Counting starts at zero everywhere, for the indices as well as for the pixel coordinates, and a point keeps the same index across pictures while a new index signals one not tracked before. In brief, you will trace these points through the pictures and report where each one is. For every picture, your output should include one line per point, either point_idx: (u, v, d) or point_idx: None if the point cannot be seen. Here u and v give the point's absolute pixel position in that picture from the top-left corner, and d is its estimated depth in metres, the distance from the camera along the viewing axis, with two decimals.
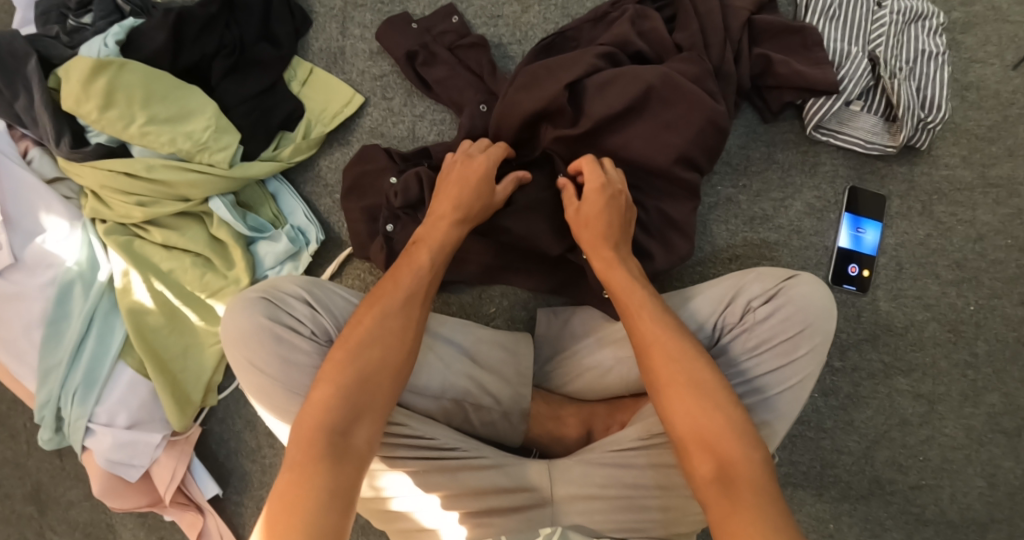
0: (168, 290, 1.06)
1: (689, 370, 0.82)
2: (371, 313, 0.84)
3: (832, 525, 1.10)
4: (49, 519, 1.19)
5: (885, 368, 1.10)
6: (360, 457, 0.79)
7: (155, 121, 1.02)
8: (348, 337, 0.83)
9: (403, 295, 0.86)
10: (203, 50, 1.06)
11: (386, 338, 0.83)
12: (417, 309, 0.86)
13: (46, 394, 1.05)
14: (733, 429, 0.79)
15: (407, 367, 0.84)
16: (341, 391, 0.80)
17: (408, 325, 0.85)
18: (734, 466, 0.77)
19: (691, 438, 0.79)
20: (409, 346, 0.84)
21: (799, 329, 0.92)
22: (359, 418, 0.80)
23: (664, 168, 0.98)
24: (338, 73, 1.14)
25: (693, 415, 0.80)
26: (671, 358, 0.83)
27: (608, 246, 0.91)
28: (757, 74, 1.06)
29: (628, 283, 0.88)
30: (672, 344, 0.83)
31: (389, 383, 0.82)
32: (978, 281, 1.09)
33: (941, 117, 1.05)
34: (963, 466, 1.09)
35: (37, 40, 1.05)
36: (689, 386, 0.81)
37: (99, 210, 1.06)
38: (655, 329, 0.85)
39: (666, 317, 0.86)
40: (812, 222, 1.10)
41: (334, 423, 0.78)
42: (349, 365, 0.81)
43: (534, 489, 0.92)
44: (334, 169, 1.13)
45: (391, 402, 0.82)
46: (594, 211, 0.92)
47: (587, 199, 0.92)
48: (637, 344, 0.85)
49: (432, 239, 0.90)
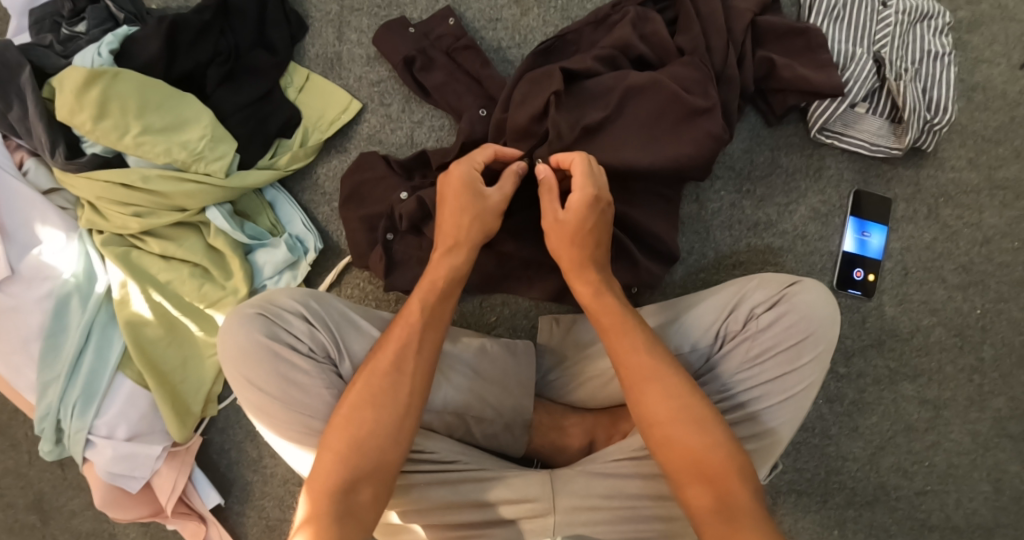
0: (167, 301, 1.05)
1: (677, 414, 0.83)
2: (370, 368, 0.85)
3: (837, 532, 1.09)
4: (51, 529, 1.18)
5: (891, 373, 1.09)
6: (368, 512, 0.81)
7: (149, 131, 1.01)
8: (349, 396, 0.85)
9: (400, 346, 0.86)
10: (198, 58, 1.05)
11: (385, 394, 0.84)
12: (415, 357, 0.85)
13: (46, 407, 1.04)
14: (724, 473, 0.81)
15: (410, 418, 0.84)
16: (343, 451, 0.82)
17: (406, 376, 0.85)
18: (726, 512, 0.79)
19: (683, 486, 0.81)
20: (409, 398, 0.84)
21: (801, 338, 0.91)
22: (363, 476, 0.82)
23: (676, 168, 0.95)
24: (335, 79, 1.12)
25: (681, 462, 0.82)
26: (663, 407, 0.83)
27: (591, 270, 0.89)
28: (761, 77, 1.04)
29: (615, 319, 0.88)
30: (665, 381, 0.85)
31: (392, 435, 0.83)
32: (985, 285, 1.08)
33: (947, 119, 1.04)
34: (969, 471, 1.08)
35: (30, 49, 1.04)
36: (681, 421, 0.83)
37: (95, 221, 1.05)
38: (641, 372, 0.85)
39: (655, 357, 0.86)
40: (817, 227, 1.09)
41: (338, 486, 0.81)
42: (350, 425, 0.83)
43: (537, 500, 0.91)
44: (332, 177, 1.12)
45: (396, 455, 0.83)
46: (578, 227, 0.88)
47: (572, 211, 0.88)
48: (625, 386, 0.86)
49: (435, 276, 0.88)
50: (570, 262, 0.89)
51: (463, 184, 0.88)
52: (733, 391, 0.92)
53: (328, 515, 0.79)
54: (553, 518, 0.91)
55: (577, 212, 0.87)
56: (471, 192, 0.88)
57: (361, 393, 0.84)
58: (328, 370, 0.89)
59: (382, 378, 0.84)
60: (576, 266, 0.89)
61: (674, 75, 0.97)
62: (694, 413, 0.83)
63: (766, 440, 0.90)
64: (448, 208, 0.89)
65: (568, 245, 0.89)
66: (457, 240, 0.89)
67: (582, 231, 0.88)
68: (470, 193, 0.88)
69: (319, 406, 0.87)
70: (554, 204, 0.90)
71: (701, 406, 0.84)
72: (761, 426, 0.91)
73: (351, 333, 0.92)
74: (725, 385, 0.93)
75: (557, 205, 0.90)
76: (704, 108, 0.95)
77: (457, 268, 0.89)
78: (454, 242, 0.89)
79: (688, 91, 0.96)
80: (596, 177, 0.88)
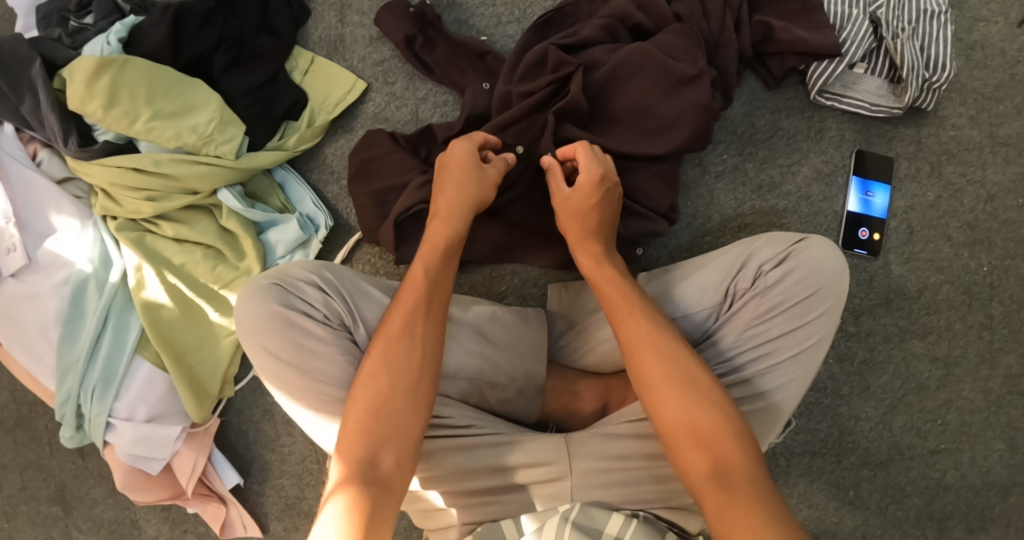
0: (182, 282, 1.07)
1: (675, 376, 0.83)
2: (385, 335, 0.86)
3: (853, 492, 1.10)
4: (74, 519, 1.18)
5: (900, 331, 1.09)
6: (393, 479, 0.81)
7: (159, 116, 1.03)
8: (366, 364, 0.85)
9: (408, 311, 0.87)
10: (204, 44, 1.07)
11: (397, 360, 0.85)
12: (423, 322, 0.87)
13: (66, 392, 1.05)
14: (722, 438, 0.80)
15: (425, 382, 0.85)
16: (368, 420, 0.83)
17: (415, 342, 0.86)
18: (724, 476, 0.78)
19: (678, 451, 0.81)
20: (421, 368, 0.85)
21: (811, 292, 0.92)
22: (381, 450, 0.82)
23: (689, 129, 0.97)
24: (338, 60, 1.14)
25: (680, 427, 0.81)
26: (653, 366, 0.84)
27: (596, 240, 0.92)
28: (758, 42, 1.05)
29: (613, 289, 0.89)
30: (666, 345, 0.85)
31: (406, 404, 0.84)
32: (991, 242, 1.09)
33: (945, 76, 1.05)
34: (982, 429, 1.09)
35: (39, 42, 1.06)
36: (681, 383, 0.83)
37: (109, 208, 1.07)
38: (640, 333, 0.86)
39: (653, 323, 0.87)
40: (821, 188, 1.10)
41: (361, 453, 0.81)
42: (370, 394, 0.84)
43: (551, 463, 0.93)
44: (339, 156, 1.14)
45: (417, 430, 0.84)
46: (584, 203, 0.91)
47: (581, 187, 0.91)
48: (624, 351, 0.86)
49: (431, 246, 0.91)
50: (576, 236, 0.92)
51: (463, 156, 0.93)
52: (744, 348, 0.93)
53: (356, 480, 0.79)
54: (569, 481, 0.93)
55: (583, 190, 0.91)
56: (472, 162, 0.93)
57: (378, 359, 0.85)
58: (343, 336, 0.91)
59: (396, 344, 0.86)
60: (580, 240, 0.92)
61: (664, 43, 0.99)
62: (692, 374, 0.84)
63: (776, 398, 0.91)
64: (449, 179, 0.93)
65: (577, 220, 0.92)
66: (455, 204, 0.92)
67: (587, 211, 0.91)
68: (472, 164, 0.93)
69: (336, 370, 0.90)
70: (560, 185, 0.94)
71: (699, 370, 0.84)
72: (771, 383, 0.92)
73: (363, 301, 0.94)
74: (736, 342, 0.94)
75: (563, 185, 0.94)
76: (692, 75, 0.97)
77: (457, 233, 0.92)
78: (455, 211, 0.92)
79: (676, 59, 0.98)
80: (601, 160, 0.93)
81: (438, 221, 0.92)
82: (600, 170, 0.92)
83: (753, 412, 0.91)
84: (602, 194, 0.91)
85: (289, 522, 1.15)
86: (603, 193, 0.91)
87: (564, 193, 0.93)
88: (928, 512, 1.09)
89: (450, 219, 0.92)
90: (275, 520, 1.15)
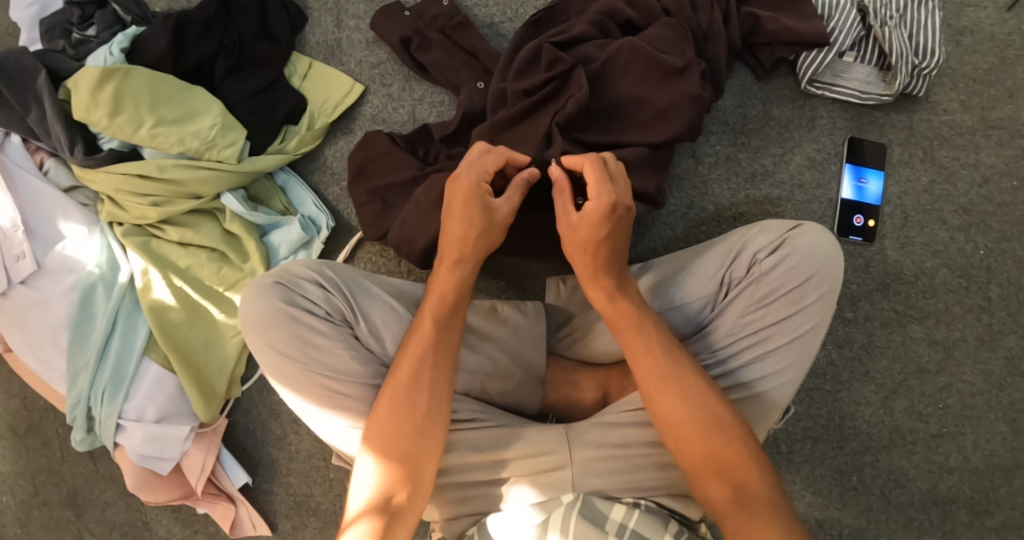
0: (188, 285, 1.09)
1: (695, 414, 0.86)
2: (397, 383, 0.89)
3: (855, 478, 1.10)
4: (86, 522, 1.20)
5: (898, 316, 1.10)
6: (405, 511, 0.85)
7: (163, 123, 1.05)
8: (377, 406, 0.89)
9: (419, 357, 0.89)
10: (204, 52, 1.10)
11: (406, 409, 0.87)
12: (431, 370, 0.89)
13: (76, 395, 1.07)
14: (740, 467, 0.84)
15: (434, 427, 0.88)
16: (393, 461, 0.86)
17: (424, 390, 0.88)
18: (745, 501, 0.82)
19: (702, 480, 0.85)
20: (428, 414, 0.88)
21: (806, 278, 0.93)
22: (394, 486, 0.85)
23: (685, 112, 0.98)
24: (336, 65, 1.17)
25: (700, 457, 0.85)
26: (672, 406, 0.86)
27: (608, 275, 0.90)
28: (747, 33, 1.07)
29: (626, 323, 0.90)
30: (683, 381, 0.87)
31: (417, 445, 0.87)
32: (987, 226, 1.10)
33: (935, 62, 1.07)
34: (984, 412, 1.09)
35: (45, 54, 1.08)
36: (701, 423, 0.86)
37: (115, 214, 1.09)
38: (656, 373, 0.87)
39: (668, 358, 0.88)
40: (814, 175, 1.11)
41: (376, 494, 0.85)
42: (382, 435, 0.87)
43: (552, 453, 0.95)
44: (339, 158, 1.17)
45: (428, 466, 0.88)
46: (592, 236, 0.89)
47: (586, 218, 0.89)
48: (644, 387, 0.88)
49: (437, 291, 0.91)
50: (587, 271, 0.90)
51: (470, 197, 0.89)
52: (741, 334, 0.94)
53: (373, 518, 0.84)
54: (570, 470, 0.95)
55: (590, 219, 0.88)
56: (478, 203, 0.89)
57: (389, 404, 0.88)
58: (345, 331, 0.93)
59: (404, 391, 0.88)
60: (593, 273, 0.90)
61: (653, 37, 1.01)
62: (713, 412, 0.86)
63: (775, 383, 0.93)
64: (455, 221, 0.90)
65: (582, 252, 0.90)
66: (465, 250, 0.91)
67: (592, 240, 0.89)
68: (481, 206, 0.89)
69: (340, 366, 0.92)
70: (568, 207, 0.91)
71: (716, 407, 0.86)
72: (769, 367, 0.93)
73: (363, 296, 0.96)
74: (732, 329, 0.95)
75: (571, 207, 0.91)
76: (681, 67, 0.99)
77: (460, 279, 0.91)
78: (461, 257, 0.91)
79: (665, 52, 1.00)
80: (609, 183, 0.89)
81: (445, 265, 0.92)
82: (611, 198, 0.88)
83: (754, 398, 0.93)
84: (613, 222, 0.89)
85: (298, 520, 1.16)
86: (613, 221, 0.89)
87: (571, 219, 0.91)
88: (932, 496, 1.09)
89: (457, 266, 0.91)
90: (284, 518, 1.16)
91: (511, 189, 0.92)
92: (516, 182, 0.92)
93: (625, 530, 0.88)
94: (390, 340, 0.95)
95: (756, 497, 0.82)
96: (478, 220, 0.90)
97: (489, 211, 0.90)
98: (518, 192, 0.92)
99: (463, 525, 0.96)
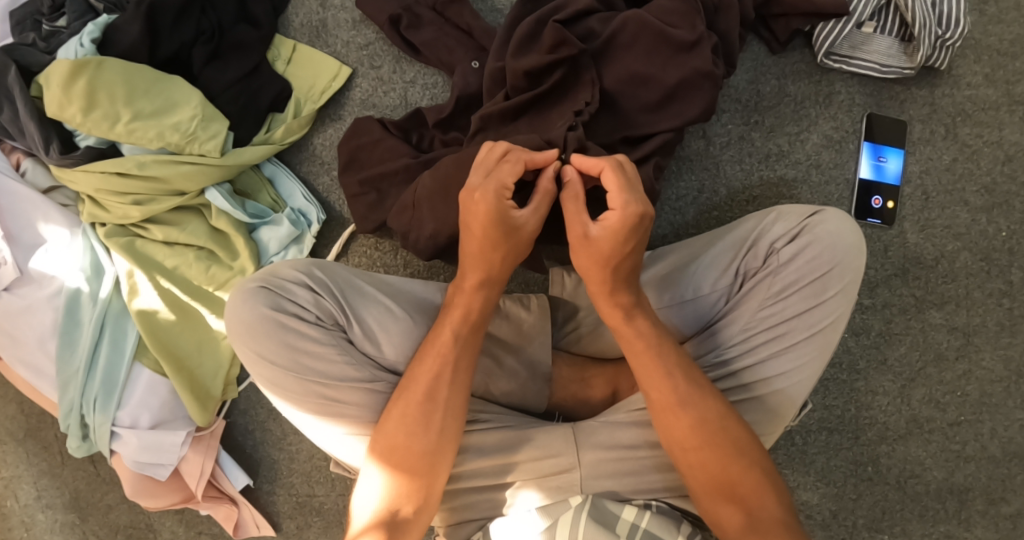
0: (175, 286, 1.05)
1: (716, 439, 0.84)
2: (406, 398, 0.86)
3: (871, 468, 1.07)
4: (91, 526, 1.18)
5: (918, 302, 1.06)
6: (410, 525, 0.85)
7: (140, 117, 0.99)
8: (384, 422, 0.86)
9: (433, 376, 0.86)
10: (181, 39, 1.03)
11: (416, 425, 0.85)
12: (447, 389, 0.86)
13: (68, 404, 1.03)
14: (757, 493, 0.83)
15: (446, 441, 0.86)
16: (404, 475, 0.85)
17: (437, 407, 0.86)
18: (758, 526, 0.82)
19: (713, 505, 0.84)
20: (435, 432, 0.86)
21: (827, 270, 0.88)
22: (399, 499, 0.84)
23: (703, 90, 0.94)
24: (322, 47, 1.11)
25: (717, 481, 0.84)
26: (688, 429, 0.84)
27: (625, 291, 0.86)
28: (761, 5, 1.01)
29: (646, 344, 0.86)
30: (708, 408, 0.84)
31: (424, 463, 0.85)
32: (1010, 206, 1.05)
33: (959, 33, 1.01)
34: (1003, 399, 1.06)
35: (14, 48, 1.01)
36: (730, 448, 0.84)
37: (96, 214, 1.04)
38: (672, 397, 0.85)
39: (688, 382, 0.85)
40: (831, 155, 1.06)
41: (381, 507, 0.84)
42: (384, 450, 0.86)
43: (561, 455, 0.92)
44: (329, 147, 1.11)
45: (436, 485, 0.86)
46: (615, 248, 0.83)
47: (605, 230, 0.83)
48: (653, 410, 0.86)
49: (460, 309, 0.88)
50: (601, 284, 0.85)
51: (490, 217, 0.82)
52: (756, 330, 0.90)
53: (377, 531, 0.83)
54: (579, 472, 0.92)
55: (616, 231, 0.82)
56: (499, 225, 0.83)
57: (398, 419, 0.86)
58: (338, 336, 0.89)
59: (417, 408, 0.85)
60: (609, 289, 0.85)
61: (660, 9, 0.95)
62: (733, 437, 0.84)
63: (793, 380, 0.89)
64: (476, 238, 0.85)
65: (602, 266, 0.84)
66: (489, 272, 0.87)
67: (617, 254, 0.83)
68: (500, 224, 0.83)
69: (335, 373, 0.88)
70: (583, 217, 0.84)
71: (738, 430, 0.84)
72: (785, 364, 0.89)
73: (356, 298, 0.91)
74: (748, 324, 0.90)
75: (587, 218, 0.84)
76: (692, 42, 0.93)
77: (484, 298, 0.88)
78: (485, 278, 0.87)
79: (673, 26, 0.94)
80: (636, 190, 0.83)
81: (470, 278, 0.88)
82: (637, 209, 0.82)
83: (773, 394, 0.90)
84: (639, 234, 0.83)
85: (302, 520, 1.14)
86: (639, 233, 0.83)
87: (586, 229, 0.84)
88: (948, 485, 1.07)
89: (484, 288, 0.88)
90: (287, 519, 1.14)
91: (537, 199, 0.85)
92: (540, 190, 0.86)
93: (637, 531, 0.87)
94: (386, 344, 0.91)
95: (769, 521, 0.81)
96: (499, 241, 0.85)
97: (516, 229, 0.84)
98: (544, 200, 0.86)
99: (468, 530, 0.93)
